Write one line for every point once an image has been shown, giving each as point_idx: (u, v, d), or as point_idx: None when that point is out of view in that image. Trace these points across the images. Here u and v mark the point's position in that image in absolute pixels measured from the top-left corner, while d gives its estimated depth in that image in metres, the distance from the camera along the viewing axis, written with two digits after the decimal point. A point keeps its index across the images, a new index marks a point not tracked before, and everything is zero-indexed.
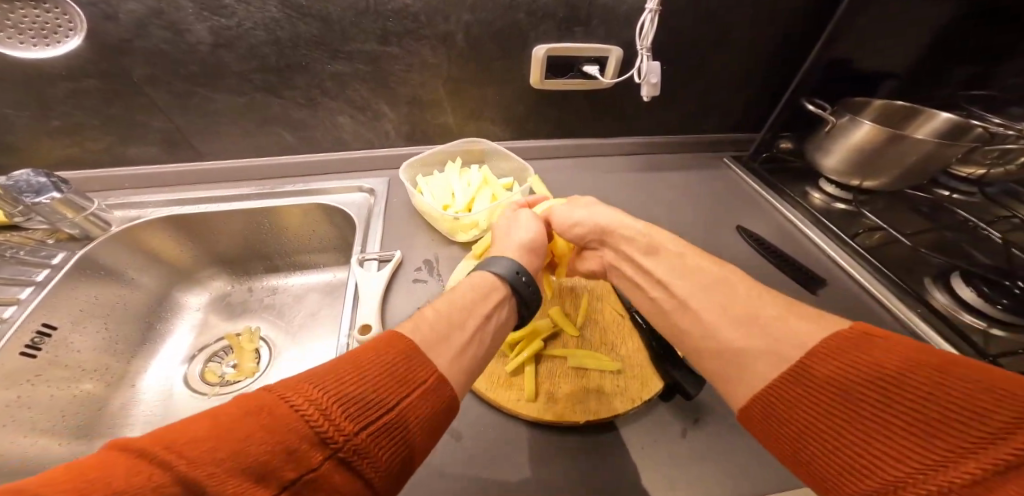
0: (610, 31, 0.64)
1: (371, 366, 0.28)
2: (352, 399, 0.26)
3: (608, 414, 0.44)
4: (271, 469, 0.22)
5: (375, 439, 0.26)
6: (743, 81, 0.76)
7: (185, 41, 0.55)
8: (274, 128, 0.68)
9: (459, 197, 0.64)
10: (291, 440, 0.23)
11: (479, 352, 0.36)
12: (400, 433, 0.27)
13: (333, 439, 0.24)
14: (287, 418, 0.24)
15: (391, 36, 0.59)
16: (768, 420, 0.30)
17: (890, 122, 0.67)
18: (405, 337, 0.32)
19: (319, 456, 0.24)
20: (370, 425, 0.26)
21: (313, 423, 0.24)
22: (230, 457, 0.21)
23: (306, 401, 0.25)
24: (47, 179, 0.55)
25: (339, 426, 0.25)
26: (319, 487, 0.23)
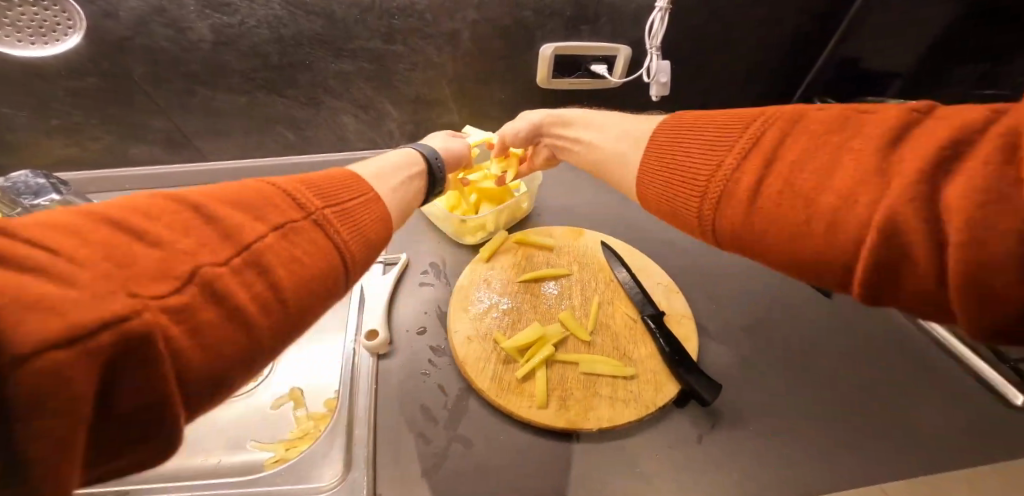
0: (618, 30, 0.63)
1: (325, 179, 0.31)
2: (315, 187, 0.29)
3: (620, 420, 0.44)
4: (263, 214, 0.23)
5: (340, 216, 0.28)
6: (751, 80, 0.75)
7: (187, 39, 0.53)
8: (276, 127, 0.67)
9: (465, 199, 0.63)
10: (275, 201, 0.25)
11: (406, 198, 0.40)
12: (357, 219, 0.30)
13: (307, 206, 0.26)
14: (263, 189, 0.25)
15: (397, 34, 0.58)
16: (660, 194, 0.34)
17: None
18: (350, 170, 0.35)
19: (299, 214, 0.25)
20: (332, 203, 0.28)
21: (287, 192, 0.26)
22: (225, 202, 0.23)
23: (280, 183, 0.27)
24: (45, 181, 0.53)
25: (311, 199, 0.27)
26: (302, 233, 0.24)
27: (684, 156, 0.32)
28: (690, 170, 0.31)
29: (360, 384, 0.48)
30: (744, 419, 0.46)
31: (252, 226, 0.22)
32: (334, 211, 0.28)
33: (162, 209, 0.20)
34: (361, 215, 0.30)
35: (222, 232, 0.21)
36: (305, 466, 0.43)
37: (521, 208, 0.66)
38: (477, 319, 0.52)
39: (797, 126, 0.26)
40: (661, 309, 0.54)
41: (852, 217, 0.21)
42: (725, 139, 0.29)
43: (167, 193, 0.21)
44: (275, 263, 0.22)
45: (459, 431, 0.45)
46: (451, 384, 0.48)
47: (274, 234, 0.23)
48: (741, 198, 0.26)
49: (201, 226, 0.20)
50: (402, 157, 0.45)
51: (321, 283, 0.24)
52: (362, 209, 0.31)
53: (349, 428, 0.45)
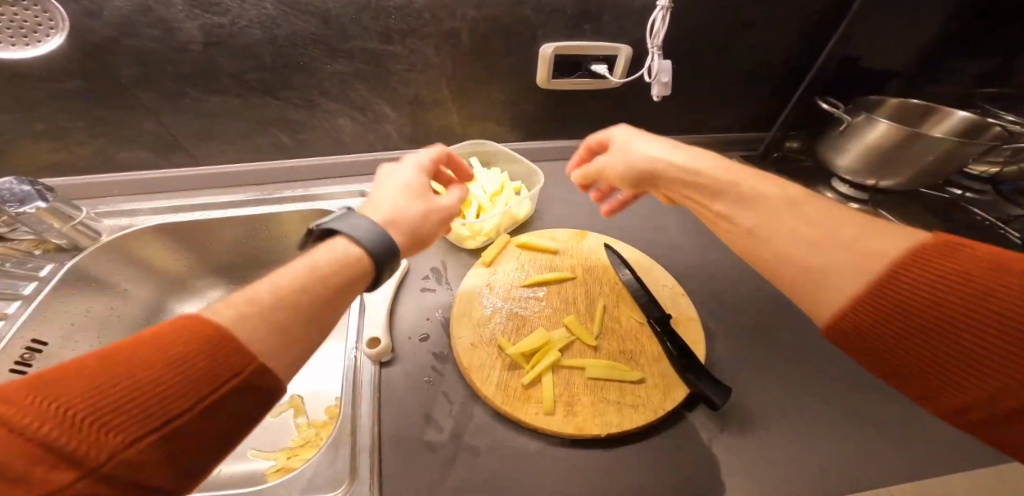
0: (620, 29, 0.62)
1: (160, 370, 0.24)
2: (122, 405, 0.23)
3: (630, 426, 0.43)
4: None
5: (157, 444, 0.23)
6: (753, 79, 0.75)
7: (176, 40, 0.52)
8: (271, 130, 0.65)
9: (467, 203, 0.62)
10: (27, 466, 0.19)
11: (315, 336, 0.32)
12: (195, 429, 0.24)
13: (90, 457, 0.21)
14: (14, 445, 0.19)
15: (394, 34, 0.57)
16: (877, 351, 0.29)
17: (903, 120, 0.65)
18: (212, 325, 0.27)
19: (72, 476, 0.20)
20: (149, 425, 0.23)
21: (58, 440, 0.20)
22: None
23: (56, 405, 0.21)
24: (30, 188, 0.51)
25: (111, 439, 0.22)
26: None
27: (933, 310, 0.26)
28: (944, 336, 0.26)
29: (363, 391, 0.47)
30: (751, 424, 0.46)
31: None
32: (155, 436, 0.23)
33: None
34: (197, 421, 0.25)
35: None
36: (306, 478, 0.41)
37: (522, 212, 0.65)
38: (482, 324, 0.51)
39: None
40: (667, 312, 0.53)
41: None
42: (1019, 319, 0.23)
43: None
44: None
45: (464, 439, 0.44)
46: (455, 392, 0.47)
47: None
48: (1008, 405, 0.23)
49: None
50: (343, 257, 0.35)
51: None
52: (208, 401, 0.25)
53: (352, 438, 0.43)
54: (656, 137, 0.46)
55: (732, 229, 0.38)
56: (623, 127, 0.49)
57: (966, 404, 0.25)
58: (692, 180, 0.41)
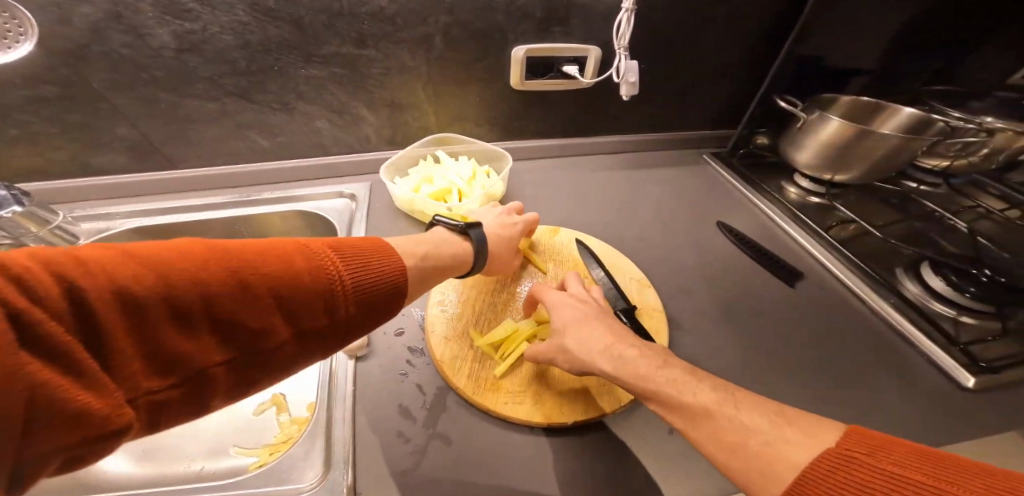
0: (588, 32, 0.64)
1: (380, 270, 0.36)
2: (362, 281, 0.34)
3: (594, 413, 0.46)
4: (292, 313, 0.29)
5: (362, 322, 0.34)
6: (720, 79, 0.77)
7: (149, 46, 0.53)
8: (248, 133, 0.66)
9: (449, 188, 0.65)
10: (313, 295, 0.30)
11: (434, 276, 0.45)
12: (379, 319, 0.36)
13: (342, 312, 0.32)
14: (318, 278, 0.31)
15: (368, 39, 0.59)
16: None
17: (854, 118, 0.69)
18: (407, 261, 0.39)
19: (329, 319, 0.31)
20: (363, 305, 0.34)
21: (332, 284, 0.32)
22: (272, 297, 0.28)
23: (336, 265, 0.33)
24: (6, 193, 0.52)
25: (348, 304, 0.32)
26: (318, 338, 0.31)
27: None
28: None
29: (339, 390, 0.48)
30: None
31: (277, 325, 0.29)
32: (359, 319, 0.34)
33: (220, 293, 0.26)
34: (375, 321, 0.35)
35: (254, 331, 0.28)
36: (284, 469, 0.42)
37: (498, 191, 0.68)
38: (454, 318, 0.53)
39: None
40: (633, 302, 0.56)
41: None
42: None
43: (232, 262, 0.28)
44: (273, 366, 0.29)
45: (437, 430, 0.46)
46: (429, 384, 0.49)
47: (294, 337, 0.30)
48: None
49: (251, 327, 0.27)
50: (456, 239, 0.50)
51: (293, 366, 0.31)
52: (387, 303, 0.36)
53: (327, 431, 0.45)
54: (592, 328, 0.44)
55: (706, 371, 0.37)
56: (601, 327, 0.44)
57: None
58: (637, 386, 0.37)
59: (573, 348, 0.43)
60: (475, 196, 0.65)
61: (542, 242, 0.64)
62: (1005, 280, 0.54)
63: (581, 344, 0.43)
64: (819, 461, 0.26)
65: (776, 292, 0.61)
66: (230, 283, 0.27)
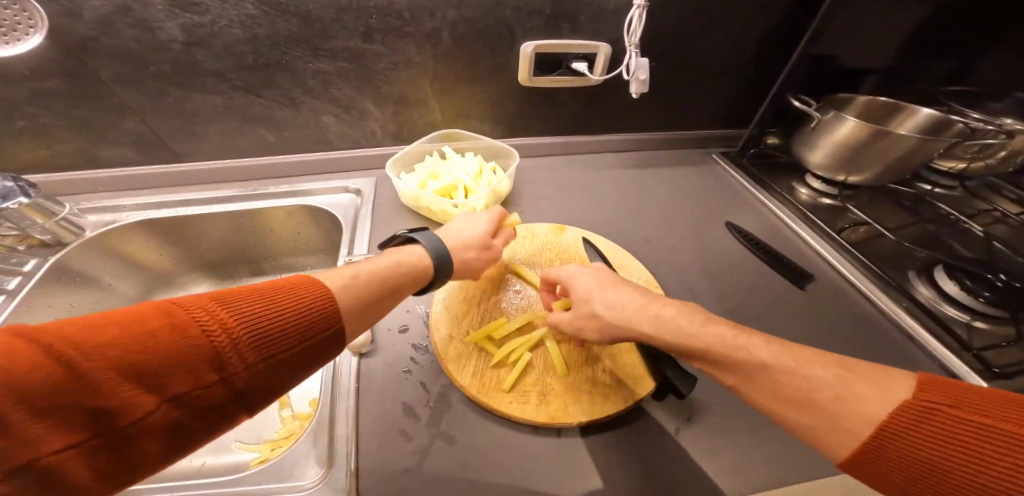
0: (598, 28, 0.63)
1: (278, 308, 0.31)
2: (253, 327, 0.29)
3: (600, 413, 0.45)
4: (162, 381, 0.25)
5: (264, 372, 0.29)
6: (731, 78, 0.76)
7: (157, 39, 0.52)
8: (255, 128, 0.66)
9: (455, 184, 0.64)
10: (190, 357, 0.26)
11: (373, 286, 0.39)
12: (290, 365, 0.30)
13: (228, 366, 0.27)
14: (187, 334, 0.26)
15: (375, 34, 0.58)
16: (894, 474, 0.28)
17: (869, 118, 0.68)
18: (322, 288, 0.34)
19: (213, 378, 0.27)
20: (267, 356, 0.29)
21: (211, 336, 0.27)
22: (130, 369, 0.24)
23: (212, 317, 0.28)
24: (13, 184, 0.52)
25: (233, 358, 0.28)
26: (205, 402, 0.26)
27: (918, 459, 0.27)
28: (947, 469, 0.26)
29: (342, 384, 0.48)
30: (719, 413, 0.49)
31: (140, 399, 0.24)
32: (258, 370, 0.29)
33: (45, 381, 0.21)
34: (285, 367, 0.30)
35: (106, 410, 0.23)
36: (287, 465, 0.42)
37: (505, 188, 0.68)
38: (459, 317, 0.53)
39: None
40: None
41: None
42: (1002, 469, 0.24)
43: (69, 338, 0.23)
44: (145, 442, 0.25)
45: (440, 429, 0.45)
46: (433, 382, 0.49)
47: (164, 408, 0.25)
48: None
49: (96, 410, 0.23)
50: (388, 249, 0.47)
51: (184, 441, 0.27)
52: (305, 351, 0.31)
53: (329, 428, 0.44)
54: (622, 285, 0.45)
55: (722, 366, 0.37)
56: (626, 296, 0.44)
57: None
58: None
59: (615, 305, 0.44)
60: (480, 193, 0.64)
61: (546, 242, 0.63)
62: (1020, 287, 0.54)
63: (615, 297, 0.44)
64: (899, 416, 0.28)
65: (785, 295, 0.60)
66: (60, 367, 0.22)
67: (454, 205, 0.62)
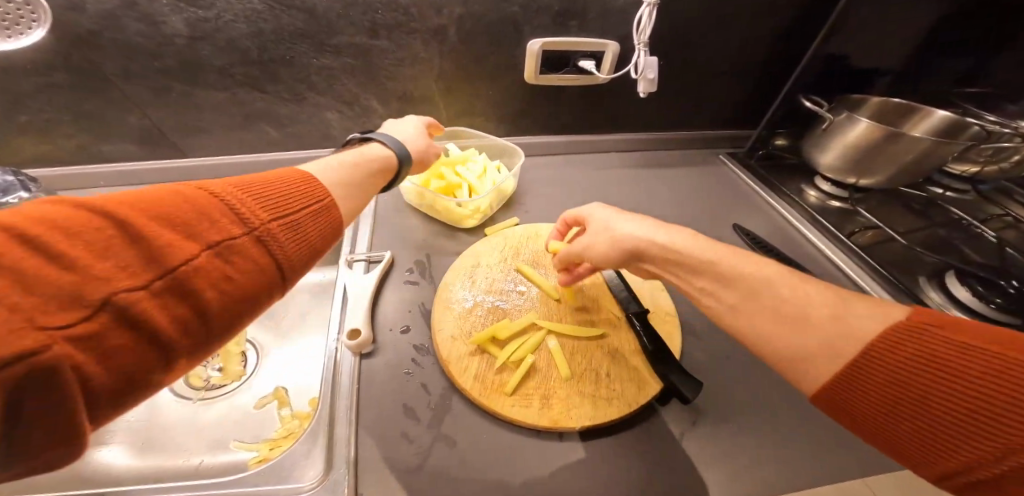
0: (607, 25, 0.62)
1: (275, 186, 0.30)
2: (263, 198, 0.28)
3: (604, 418, 0.44)
4: (195, 230, 0.24)
5: (289, 230, 0.28)
6: (741, 77, 0.75)
7: (161, 33, 0.52)
8: (258, 124, 0.65)
9: (459, 182, 0.64)
10: (210, 214, 0.25)
11: (343, 179, 0.37)
12: (308, 232, 0.30)
13: (250, 220, 0.26)
14: (199, 198, 0.25)
15: (380, 29, 0.57)
16: (863, 408, 0.26)
17: (882, 120, 0.67)
18: (301, 174, 0.33)
19: (240, 232, 0.26)
20: (282, 217, 0.29)
21: (222, 200, 0.26)
22: (156, 218, 0.22)
23: (217, 191, 0.27)
24: (13, 177, 0.51)
25: (253, 215, 0.27)
26: (245, 255, 0.25)
27: (885, 386, 0.25)
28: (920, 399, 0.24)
29: (343, 384, 0.47)
30: (724, 418, 0.48)
31: (184, 245, 0.23)
32: (282, 227, 0.28)
33: (78, 226, 0.20)
34: (306, 230, 0.30)
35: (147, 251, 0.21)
36: (286, 466, 0.42)
37: (509, 187, 0.67)
38: (462, 317, 0.52)
39: None
40: (645, 306, 0.54)
41: None
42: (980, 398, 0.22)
43: (82, 200, 0.21)
44: (203, 288, 0.23)
45: (442, 430, 0.44)
46: (435, 383, 0.48)
47: (209, 255, 0.23)
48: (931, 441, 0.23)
49: (145, 253, 0.21)
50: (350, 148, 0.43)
51: (245, 298, 0.26)
52: (317, 219, 0.31)
53: (330, 428, 0.44)
54: (642, 216, 0.44)
55: (714, 306, 0.35)
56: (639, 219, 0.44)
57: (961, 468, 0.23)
58: None
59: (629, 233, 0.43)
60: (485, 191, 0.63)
61: None
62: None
63: (628, 230, 0.43)
64: (879, 341, 0.25)
65: None
66: (92, 215, 0.20)
67: (458, 204, 0.61)
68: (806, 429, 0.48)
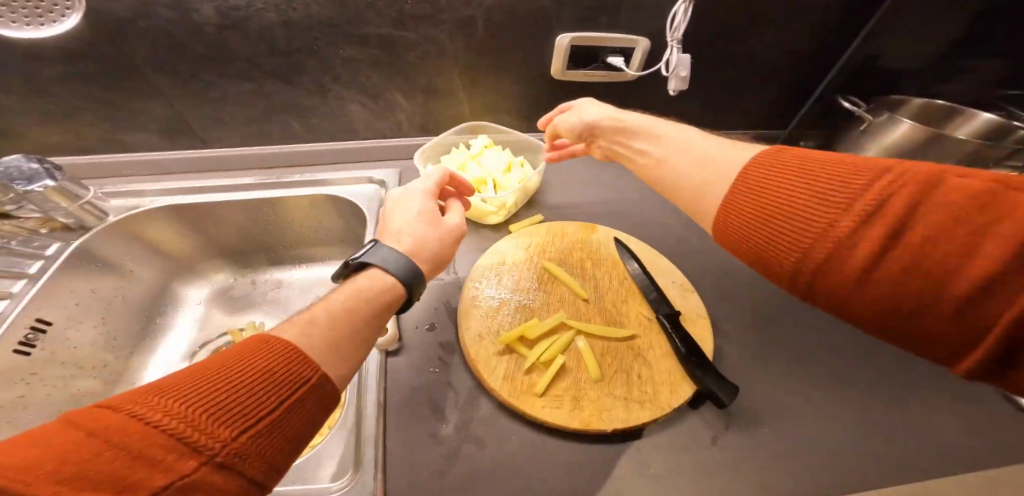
0: (638, 20, 0.61)
1: (239, 380, 0.27)
2: (221, 407, 0.25)
3: (637, 421, 0.43)
4: (135, 480, 0.20)
5: (255, 441, 0.25)
6: (771, 76, 0.73)
7: (190, 22, 0.51)
8: (281, 115, 0.64)
9: (484, 178, 0.62)
10: (158, 452, 0.22)
11: (337, 329, 0.33)
12: (282, 433, 0.27)
13: (206, 447, 0.23)
14: (135, 434, 0.22)
15: (410, 20, 0.56)
16: (739, 231, 0.31)
17: (925, 121, 0.65)
18: (280, 343, 0.30)
19: (194, 462, 0.22)
20: (248, 428, 0.25)
21: (168, 425, 0.23)
22: (84, 484, 0.19)
23: (164, 413, 0.23)
24: (38, 165, 0.52)
25: (208, 436, 0.23)
26: (199, 492, 0.22)
27: (748, 205, 0.31)
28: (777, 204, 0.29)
29: (369, 380, 0.46)
30: (757, 422, 0.46)
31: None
32: (247, 440, 0.25)
33: None
34: (280, 430, 0.27)
35: None
36: (310, 467, 0.41)
37: (534, 183, 0.66)
38: (489, 315, 0.51)
39: (931, 196, 0.23)
40: (675, 308, 0.53)
41: (995, 312, 0.20)
42: (813, 193, 0.28)
43: None
44: None
45: (469, 431, 0.43)
46: (461, 383, 0.47)
47: None
48: (852, 267, 0.25)
49: None
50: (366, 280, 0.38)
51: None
52: (291, 416, 0.28)
53: (357, 426, 0.43)
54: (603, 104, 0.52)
55: (645, 162, 0.43)
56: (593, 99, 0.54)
57: (798, 259, 0.27)
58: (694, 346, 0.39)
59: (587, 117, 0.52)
60: (511, 187, 0.62)
61: (578, 240, 0.61)
62: None
63: (593, 111, 0.51)
64: (748, 170, 0.32)
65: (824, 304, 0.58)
66: None
67: (482, 200, 0.60)
68: (848, 437, 0.46)
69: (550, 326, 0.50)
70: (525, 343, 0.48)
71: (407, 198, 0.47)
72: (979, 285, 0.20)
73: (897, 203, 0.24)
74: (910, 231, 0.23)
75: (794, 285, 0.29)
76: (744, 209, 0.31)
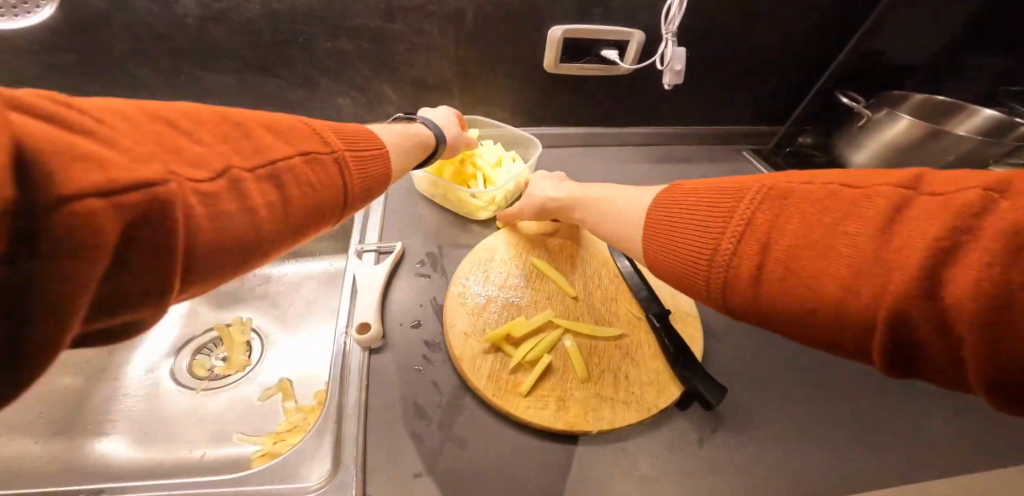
0: (633, 13, 0.59)
1: (341, 128, 0.35)
2: (337, 134, 0.34)
3: (622, 423, 0.42)
4: (287, 140, 0.28)
5: (353, 160, 0.33)
6: (769, 70, 0.72)
7: (172, 14, 0.50)
8: (269, 109, 0.63)
9: (476, 172, 0.62)
10: (304, 136, 0.30)
11: (399, 141, 0.44)
12: (367, 171, 0.35)
13: (329, 146, 0.31)
14: (290, 124, 0.30)
15: (397, 12, 0.55)
16: (664, 263, 0.34)
17: (925, 118, 0.64)
18: (366, 129, 0.39)
19: (323, 150, 0.31)
20: (349, 151, 0.33)
21: (306, 127, 0.31)
22: (262, 129, 0.27)
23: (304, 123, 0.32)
24: None
25: (330, 140, 0.32)
26: (320, 168, 0.30)
27: (664, 240, 0.35)
28: (679, 233, 0.33)
29: (351, 378, 0.45)
30: (746, 423, 0.45)
31: (281, 147, 0.27)
32: (350, 156, 0.33)
33: (215, 123, 0.25)
34: (367, 167, 0.35)
35: (252, 145, 0.26)
36: (292, 465, 0.40)
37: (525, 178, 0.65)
38: (475, 314, 0.50)
39: (786, 203, 0.26)
40: (665, 307, 0.52)
41: (862, 305, 0.21)
42: (702, 217, 0.31)
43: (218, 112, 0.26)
44: (290, 182, 0.27)
45: (451, 430, 0.42)
46: (445, 381, 0.46)
47: (297, 159, 0.28)
48: (742, 277, 0.26)
49: (249, 148, 0.25)
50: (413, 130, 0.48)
51: (319, 205, 0.29)
52: (374, 161, 0.36)
53: (337, 425, 0.42)
54: (553, 180, 0.58)
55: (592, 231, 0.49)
56: (542, 175, 0.61)
57: (703, 277, 0.30)
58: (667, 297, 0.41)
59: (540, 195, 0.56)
60: (500, 182, 0.61)
61: (569, 237, 0.60)
62: None
63: (545, 189, 0.56)
64: (657, 212, 0.37)
65: None
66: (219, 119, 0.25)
67: (471, 195, 0.59)
68: (839, 440, 0.45)
69: (536, 325, 0.49)
70: (510, 343, 0.47)
71: (433, 108, 0.58)
72: (839, 278, 0.21)
73: (760, 219, 0.27)
74: (774, 240, 0.25)
75: (713, 304, 0.30)
76: (662, 247, 0.35)
